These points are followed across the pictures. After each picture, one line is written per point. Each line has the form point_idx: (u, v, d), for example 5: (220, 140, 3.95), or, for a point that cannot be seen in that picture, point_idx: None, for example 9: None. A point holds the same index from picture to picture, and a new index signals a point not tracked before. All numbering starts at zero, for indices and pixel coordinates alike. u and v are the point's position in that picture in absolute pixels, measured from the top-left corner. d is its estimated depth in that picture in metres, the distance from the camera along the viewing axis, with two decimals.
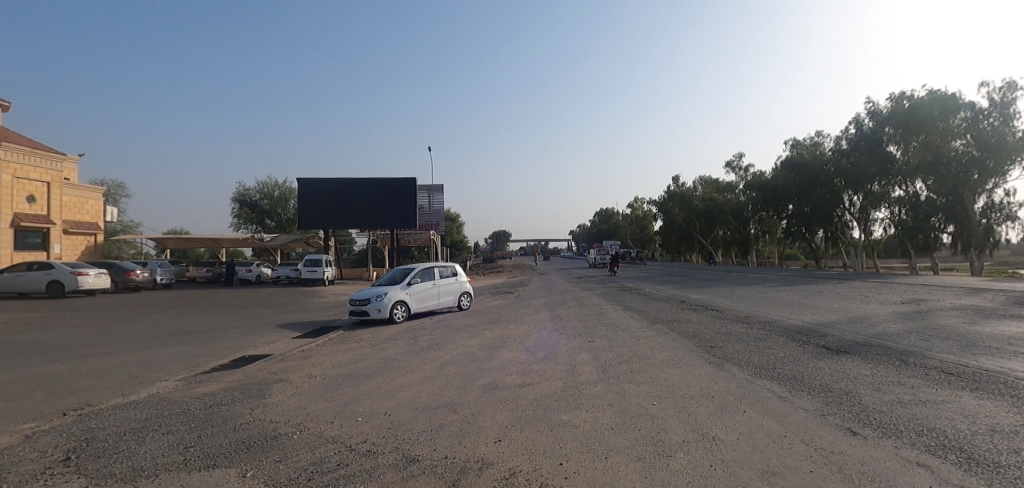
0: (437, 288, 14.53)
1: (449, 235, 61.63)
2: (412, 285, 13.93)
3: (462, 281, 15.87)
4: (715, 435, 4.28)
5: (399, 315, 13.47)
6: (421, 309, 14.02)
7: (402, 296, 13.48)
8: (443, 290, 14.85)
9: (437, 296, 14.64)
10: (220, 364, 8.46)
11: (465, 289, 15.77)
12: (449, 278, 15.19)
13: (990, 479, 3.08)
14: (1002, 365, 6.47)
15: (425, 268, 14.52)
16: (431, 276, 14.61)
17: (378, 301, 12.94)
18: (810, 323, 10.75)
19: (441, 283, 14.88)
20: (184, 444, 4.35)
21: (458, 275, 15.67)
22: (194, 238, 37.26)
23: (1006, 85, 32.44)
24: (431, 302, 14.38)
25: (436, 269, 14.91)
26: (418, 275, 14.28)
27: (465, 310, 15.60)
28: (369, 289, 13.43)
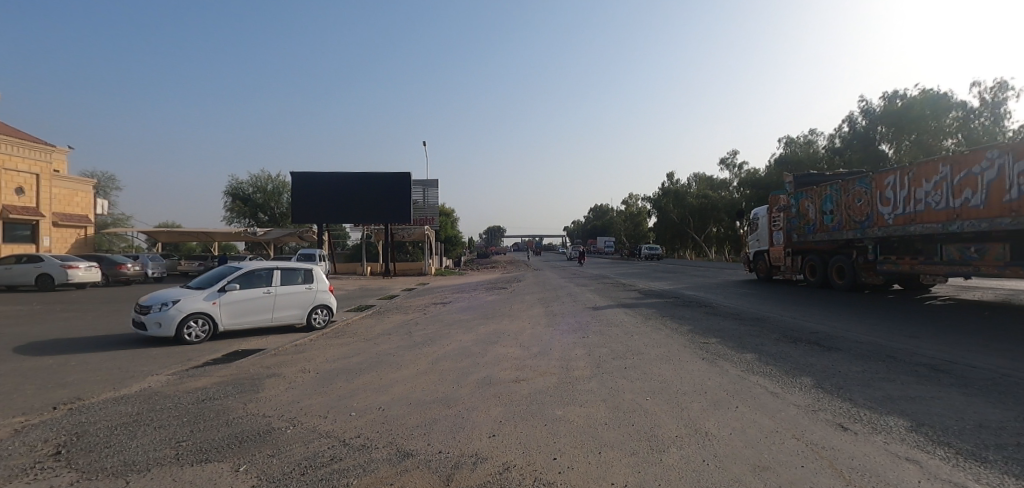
0: (268, 298, 10.70)
1: (444, 230, 61.44)
2: (224, 292, 10.19)
3: (326, 289, 11.89)
4: (708, 430, 4.31)
5: (196, 332, 9.88)
6: (234, 325, 10.30)
7: (200, 306, 9.82)
8: (283, 300, 11.01)
9: (269, 307, 10.82)
10: (213, 359, 8.41)
11: (325, 300, 11.79)
12: (298, 285, 11.30)
13: (978, 474, 3.14)
14: (988, 360, 6.62)
15: (257, 269, 10.70)
16: (265, 279, 10.78)
17: (156, 312, 9.41)
18: (803, 320, 10.74)
19: (281, 291, 11.02)
20: (176, 438, 4.33)
21: (317, 281, 11.72)
22: (186, 231, 36.95)
23: (997, 85, 32.86)
24: (254, 316, 10.60)
25: (278, 271, 11.05)
26: (243, 278, 10.50)
27: (318, 327, 11.70)
28: (162, 292, 9.94)
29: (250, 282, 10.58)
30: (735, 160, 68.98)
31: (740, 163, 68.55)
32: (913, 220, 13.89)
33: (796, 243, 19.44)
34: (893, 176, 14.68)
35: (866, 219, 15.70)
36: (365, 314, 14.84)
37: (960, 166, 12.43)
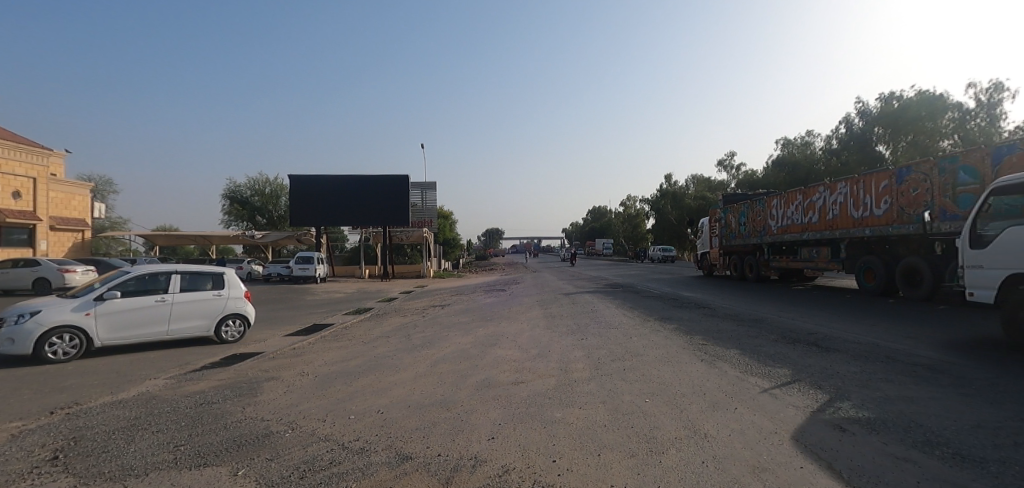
0: (161, 307, 9.27)
1: (442, 233, 61.50)
2: (101, 301, 8.69)
3: (239, 295, 10.46)
4: (707, 431, 4.32)
5: (64, 349, 8.42)
6: (117, 339, 8.87)
7: (68, 318, 8.35)
8: (182, 309, 9.59)
9: (165, 318, 9.40)
10: (211, 362, 8.38)
11: (237, 309, 10.39)
12: (203, 292, 9.91)
13: (976, 474, 3.15)
14: (986, 361, 6.63)
15: (147, 273, 9.24)
16: (158, 285, 9.33)
17: (11, 326, 7.93)
18: (800, 321, 10.77)
19: (179, 299, 9.58)
20: (174, 442, 4.32)
21: (229, 288, 10.34)
22: (184, 235, 36.89)
23: (993, 85, 33.14)
24: (143, 329, 9.16)
25: (179, 277, 9.65)
26: (130, 284, 9.03)
27: (227, 340, 10.29)
28: (28, 302, 8.50)
29: (139, 288, 9.14)
30: (733, 162, 69.10)
31: (738, 164, 68.73)
32: (786, 231, 20.32)
33: (724, 245, 25.73)
34: (776, 200, 21.13)
35: (761, 229, 22.09)
36: (364, 316, 14.86)
37: (806, 194, 19.00)
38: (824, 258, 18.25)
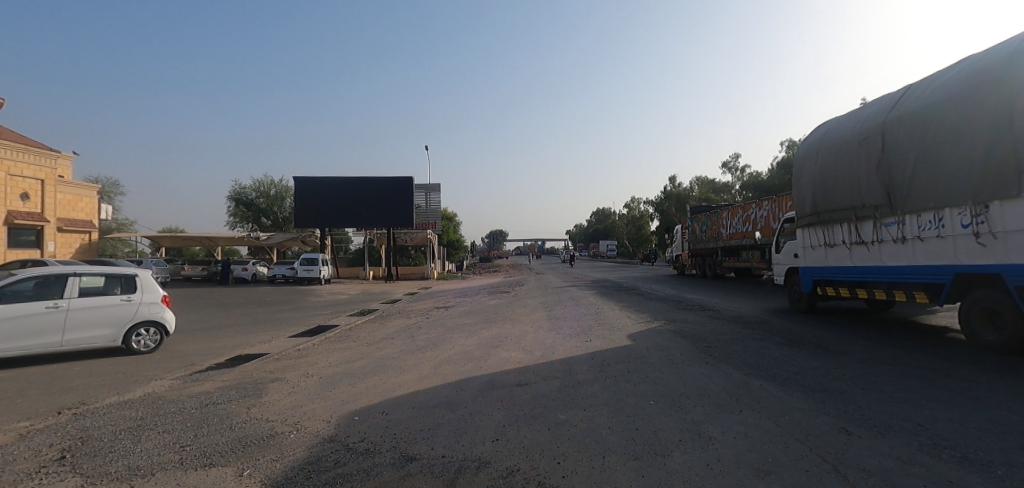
0: (57, 314, 8.21)
1: (446, 234, 61.63)
2: None
3: (154, 300, 9.47)
4: (711, 434, 4.31)
5: None
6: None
7: None
8: (82, 315, 8.51)
9: (60, 327, 8.31)
10: (216, 364, 8.42)
11: (151, 317, 9.38)
12: (111, 297, 8.89)
13: (985, 479, 3.11)
14: (995, 364, 6.57)
15: (42, 277, 8.25)
16: (54, 290, 8.31)
17: None
18: (805, 323, 10.72)
19: (80, 305, 8.52)
20: (180, 442, 4.35)
21: (143, 293, 9.34)
22: (190, 236, 37.04)
23: None
24: (31, 339, 8.04)
25: (81, 278, 8.61)
26: (18, 288, 7.99)
27: (138, 351, 9.26)
28: None
29: (32, 293, 8.11)
30: (737, 164, 69.00)
31: (743, 166, 68.60)
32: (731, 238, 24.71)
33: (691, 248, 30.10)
34: (726, 212, 25.53)
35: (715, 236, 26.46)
36: (368, 318, 14.89)
37: (744, 208, 23.23)
38: (755, 259, 22.48)
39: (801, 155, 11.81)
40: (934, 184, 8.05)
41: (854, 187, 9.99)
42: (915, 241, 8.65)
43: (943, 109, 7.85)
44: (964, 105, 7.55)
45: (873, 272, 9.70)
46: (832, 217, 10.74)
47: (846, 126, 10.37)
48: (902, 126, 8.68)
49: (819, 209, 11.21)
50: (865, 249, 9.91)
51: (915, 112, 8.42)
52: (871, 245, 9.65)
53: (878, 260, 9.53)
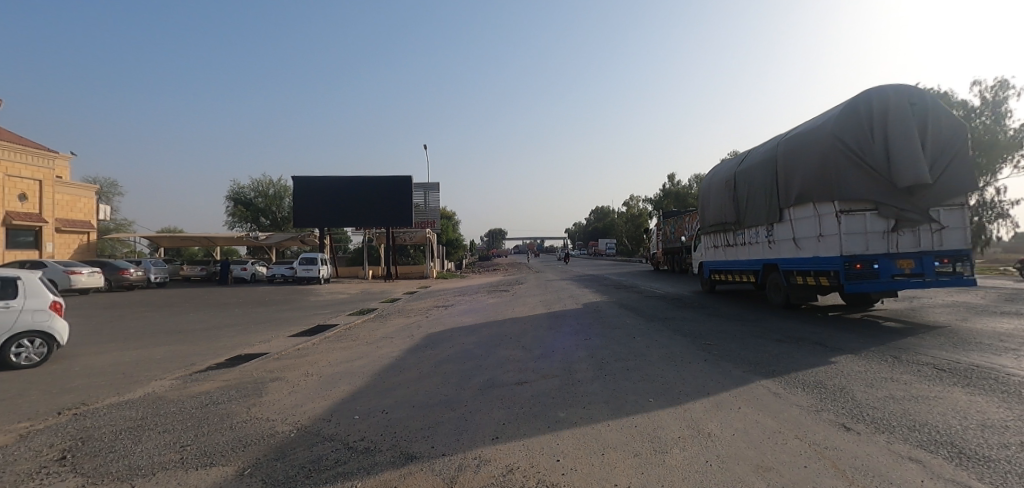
0: None
1: (445, 233, 61.52)
2: None
3: (41, 307, 8.31)
4: (710, 431, 4.32)
5: None
6: None
7: None
8: None
9: None
10: (216, 363, 8.43)
11: (37, 325, 8.20)
12: None
13: (980, 474, 3.13)
14: (993, 360, 6.58)
15: None
16: None
17: None
18: (805, 320, 10.73)
19: None
20: (180, 442, 4.35)
21: (30, 298, 8.20)
22: (189, 236, 36.97)
23: (998, 84, 33.04)
24: None
25: None
26: None
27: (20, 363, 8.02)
28: None
29: None
30: None
31: None
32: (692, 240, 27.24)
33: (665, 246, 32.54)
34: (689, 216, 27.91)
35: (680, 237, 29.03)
36: (368, 317, 14.84)
37: None
38: None
39: (705, 188, 17.59)
40: (757, 211, 13.61)
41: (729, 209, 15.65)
42: (752, 244, 14.32)
43: (761, 167, 13.27)
44: (764, 168, 13.13)
45: (736, 263, 15.47)
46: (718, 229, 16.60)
47: (722, 172, 16.11)
48: (746, 175, 14.21)
49: (714, 221, 16.90)
50: (733, 248, 15.62)
51: (747, 168, 14.08)
52: (735, 246, 15.44)
53: (737, 255, 15.33)
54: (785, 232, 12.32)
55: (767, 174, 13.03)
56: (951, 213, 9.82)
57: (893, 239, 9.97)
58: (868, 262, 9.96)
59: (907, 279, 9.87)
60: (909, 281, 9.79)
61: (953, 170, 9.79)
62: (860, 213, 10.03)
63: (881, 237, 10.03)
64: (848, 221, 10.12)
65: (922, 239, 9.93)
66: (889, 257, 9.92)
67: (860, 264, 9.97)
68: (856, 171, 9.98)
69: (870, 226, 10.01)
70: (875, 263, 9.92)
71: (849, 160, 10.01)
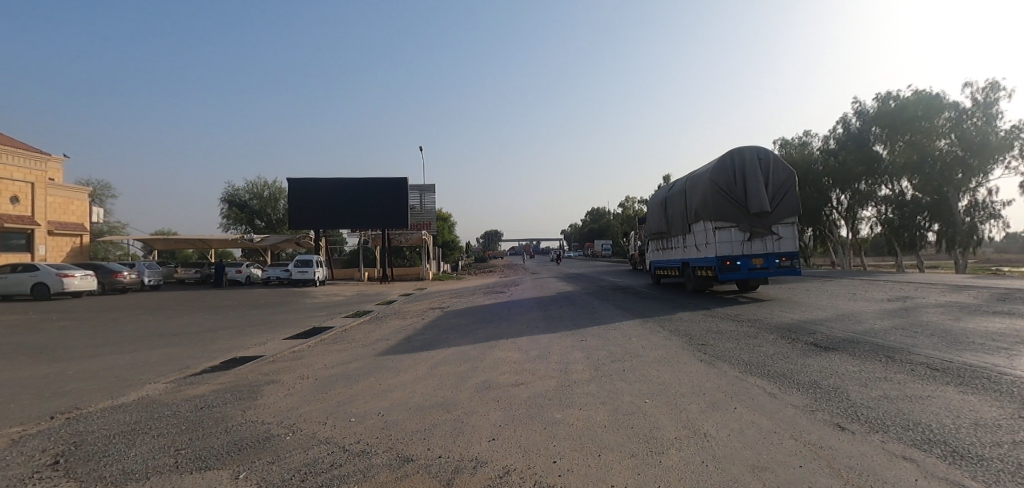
0: None
1: (441, 235, 61.40)
2: None
3: None
4: (707, 431, 4.33)
5: None
6: None
7: None
8: None
9: None
10: (211, 366, 8.39)
11: None
12: None
13: (973, 472, 3.16)
14: (983, 359, 6.66)
15: None
16: None
17: None
18: (799, 320, 10.82)
19: None
20: (175, 446, 4.33)
21: None
22: (183, 239, 36.75)
23: (989, 86, 33.33)
24: None
25: None
26: None
27: None
28: None
29: None
30: None
31: None
32: None
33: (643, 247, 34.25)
34: None
35: None
36: (363, 319, 14.80)
37: None
38: None
39: (652, 205, 23.21)
40: (679, 225, 19.05)
41: (664, 222, 21.13)
42: (677, 247, 19.79)
43: (679, 193, 18.77)
44: (680, 194, 18.68)
45: (669, 261, 20.92)
46: (659, 235, 22.18)
47: (661, 194, 21.68)
48: (673, 199, 19.74)
49: (656, 230, 22.45)
50: (668, 250, 21.14)
51: (673, 193, 19.70)
52: (668, 248, 20.96)
53: (670, 255, 20.84)
54: (692, 239, 17.79)
55: (682, 200, 18.44)
56: (785, 227, 15.29)
57: (749, 244, 15.40)
58: (733, 260, 15.29)
59: (759, 270, 15.25)
60: (760, 272, 15.15)
61: (785, 201, 15.28)
62: (727, 228, 15.44)
63: (742, 243, 15.44)
64: (720, 233, 15.56)
65: (768, 244, 15.35)
66: (747, 257, 15.30)
67: (728, 262, 15.32)
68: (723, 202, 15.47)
69: (734, 237, 15.44)
70: (738, 260, 15.28)
71: (720, 194, 15.42)
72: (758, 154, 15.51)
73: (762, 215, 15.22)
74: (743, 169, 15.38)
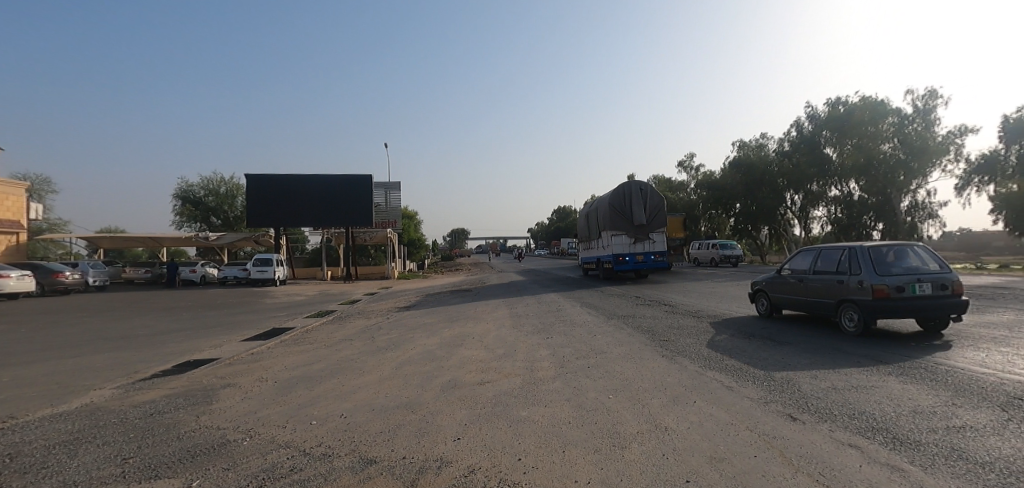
0: None
1: (406, 233, 60.61)
2: None
3: None
4: (667, 425, 4.45)
5: None
6: None
7: None
8: None
9: None
10: (162, 370, 8.00)
11: None
12: None
13: (911, 457, 3.37)
14: (923, 351, 7.09)
15: None
16: None
17: None
18: (755, 316, 11.26)
19: None
20: (122, 455, 4.11)
21: None
22: (132, 237, 34.85)
23: (928, 93, 35.46)
24: None
25: None
26: None
27: None
28: None
29: None
30: (692, 163, 70.42)
31: (697, 165, 70.21)
32: None
33: None
34: None
35: None
36: (326, 319, 14.47)
37: None
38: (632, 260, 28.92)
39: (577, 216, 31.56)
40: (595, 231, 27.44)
41: (586, 229, 29.49)
42: (592, 247, 28.31)
43: (595, 209, 27.03)
44: (594, 210, 27.15)
45: (586, 258, 29.42)
46: (581, 238, 30.52)
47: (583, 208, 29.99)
48: (590, 213, 28.27)
49: (581, 233, 30.66)
50: (587, 249, 29.65)
51: (590, 209, 28.30)
52: (587, 247, 29.40)
53: (587, 252, 29.29)
54: (602, 242, 26.35)
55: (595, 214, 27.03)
56: (656, 234, 24.47)
57: (634, 246, 24.42)
58: (624, 256, 24.24)
59: (641, 262, 24.35)
60: (641, 263, 24.14)
61: (657, 218, 24.29)
62: (621, 235, 24.21)
63: (630, 245, 24.42)
64: (616, 238, 24.34)
65: (645, 245, 24.52)
66: (633, 254, 24.20)
67: (622, 257, 24.16)
68: (618, 219, 24.22)
69: (625, 241, 24.30)
70: (628, 256, 24.23)
71: (616, 214, 24.04)
72: (641, 188, 24.19)
73: (642, 227, 24.17)
74: (631, 198, 23.96)
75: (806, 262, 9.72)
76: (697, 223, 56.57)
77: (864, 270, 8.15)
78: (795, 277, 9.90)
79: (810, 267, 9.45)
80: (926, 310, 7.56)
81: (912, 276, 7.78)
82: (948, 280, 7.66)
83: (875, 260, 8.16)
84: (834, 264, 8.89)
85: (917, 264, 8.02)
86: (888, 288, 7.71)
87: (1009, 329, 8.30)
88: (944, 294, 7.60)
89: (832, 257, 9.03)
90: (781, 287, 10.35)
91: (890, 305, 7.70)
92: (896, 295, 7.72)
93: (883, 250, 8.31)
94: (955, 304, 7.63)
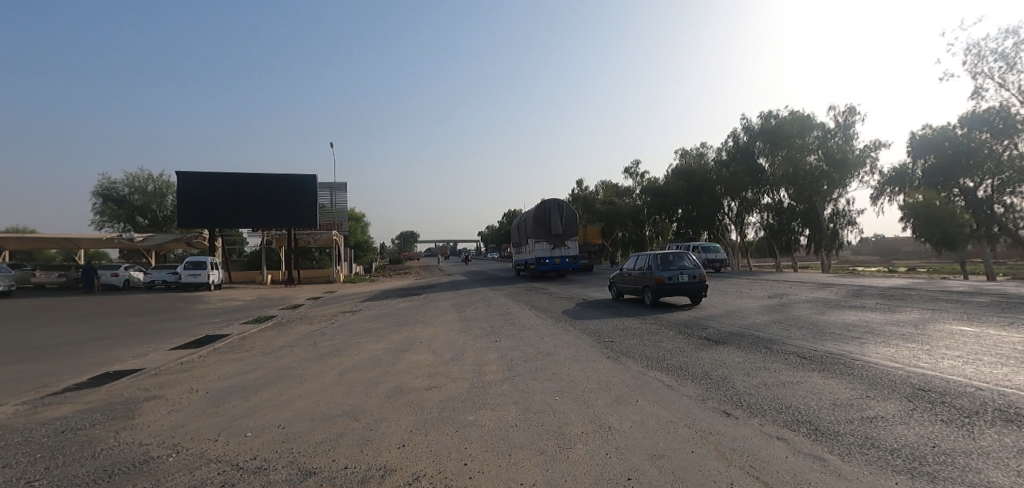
0: None
1: (353, 235, 58.88)
2: None
3: None
4: (610, 424, 4.56)
5: None
6: None
7: None
8: None
9: None
10: (75, 383, 7.32)
11: None
12: None
13: (831, 447, 3.62)
14: (843, 348, 7.66)
15: None
16: None
17: None
18: (694, 317, 11.78)
19: None
20: (25, 478, 3.72)
21: None
22: (44, 237, 31.74)
23: (848, 109, 38.51)
24: None
25: None
26: None
27: None
28: None
29: None
30: (637, 170, 72.75)
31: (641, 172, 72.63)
32: None
33: None
34: None
35: None
36: (265, 325, 13.77)
37: None
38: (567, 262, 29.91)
39: None
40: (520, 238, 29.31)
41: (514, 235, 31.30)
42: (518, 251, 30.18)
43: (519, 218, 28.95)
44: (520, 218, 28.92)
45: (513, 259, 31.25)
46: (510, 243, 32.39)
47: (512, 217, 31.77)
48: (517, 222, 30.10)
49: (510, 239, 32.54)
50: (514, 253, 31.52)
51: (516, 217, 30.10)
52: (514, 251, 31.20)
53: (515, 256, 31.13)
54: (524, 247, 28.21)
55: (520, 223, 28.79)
56: (573, 241, 26.49)
57: (553, 251, 26.22)
58: (545, 259, 25.93)
59: (559, 265, 26.21)
60: (559, 265, 25.96)
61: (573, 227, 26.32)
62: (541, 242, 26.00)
63: (550, 250, 26.19)
64: (537, 245, 26.11)
65: (564, 251, 26.39)
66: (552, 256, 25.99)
67: (542, 260, 25.90)
68: (537, 228, 26.13)
69: (544, 247, 26.08)
70: (547, 260, 25.96)
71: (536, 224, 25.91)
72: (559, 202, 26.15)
73: (559, 235, 26.18)
74: (550, 210, 25.88)
75: (631, 263, 14.83)
76: (642, 228, 58.31)
77: (655, 266, 13.34)
78: (627, 271, 15.01)
79: (632, 265, 14.60)
80: (683, 290, 12.91)
81: (679, 271, 13.09)
82: (697, 273, 13.04)
83: (662, 261, 13.36)
84: (643, 263, 14.03)
85: (684, 263, 13.33)
86: (663, 277, 12.99)
87: (914, 325, 9.16)
88: (693, 281, 13.00)
89: (642, 259, 14.19)
90: (621, 278, 15.48)
91: (665, 287, 12.97)
92: (667, 282, 13.03)
93: (667, 255, 13.49)
94: (700, 287, 13.06)
